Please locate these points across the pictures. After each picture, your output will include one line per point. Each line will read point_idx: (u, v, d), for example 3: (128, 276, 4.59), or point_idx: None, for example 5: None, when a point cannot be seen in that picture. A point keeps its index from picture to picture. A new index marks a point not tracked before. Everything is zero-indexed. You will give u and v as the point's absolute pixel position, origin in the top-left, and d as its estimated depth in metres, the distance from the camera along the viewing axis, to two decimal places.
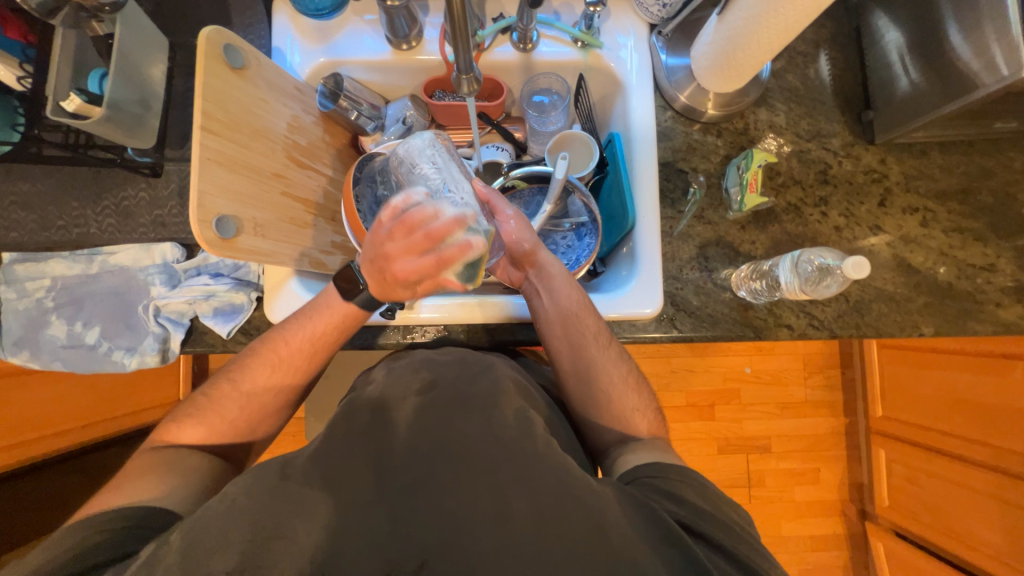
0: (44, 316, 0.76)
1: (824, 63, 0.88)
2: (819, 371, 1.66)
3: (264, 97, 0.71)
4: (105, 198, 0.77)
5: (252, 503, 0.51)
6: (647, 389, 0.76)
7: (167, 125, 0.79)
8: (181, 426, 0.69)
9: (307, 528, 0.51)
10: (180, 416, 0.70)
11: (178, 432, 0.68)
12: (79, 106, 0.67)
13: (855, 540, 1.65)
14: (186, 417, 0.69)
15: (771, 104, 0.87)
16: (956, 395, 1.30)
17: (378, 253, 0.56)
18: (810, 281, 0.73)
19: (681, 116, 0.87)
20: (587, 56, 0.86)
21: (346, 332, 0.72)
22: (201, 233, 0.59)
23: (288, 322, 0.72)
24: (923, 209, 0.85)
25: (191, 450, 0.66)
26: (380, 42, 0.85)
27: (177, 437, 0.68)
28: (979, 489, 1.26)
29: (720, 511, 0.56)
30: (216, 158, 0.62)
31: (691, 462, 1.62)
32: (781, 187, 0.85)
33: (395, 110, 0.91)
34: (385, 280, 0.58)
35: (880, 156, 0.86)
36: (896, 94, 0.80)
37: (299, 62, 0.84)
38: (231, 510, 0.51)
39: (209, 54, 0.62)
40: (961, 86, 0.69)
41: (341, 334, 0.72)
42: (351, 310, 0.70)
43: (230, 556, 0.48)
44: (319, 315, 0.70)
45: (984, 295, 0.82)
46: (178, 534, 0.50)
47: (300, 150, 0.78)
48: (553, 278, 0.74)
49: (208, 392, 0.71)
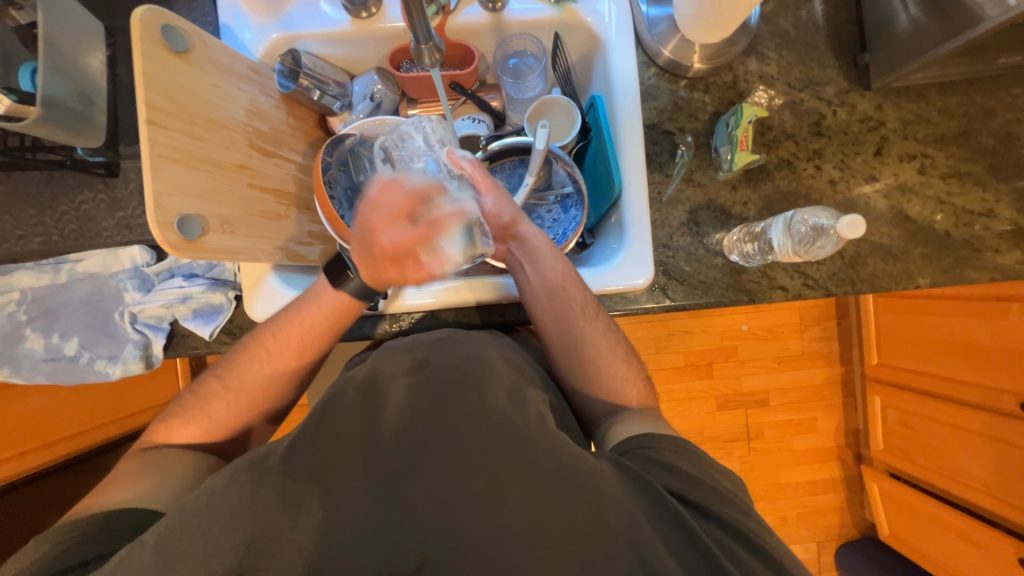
0: (19, 331, 0.72)
1: (817, 3, 0.82)
2: (816, 324, 1.66)
3: (215, 83, 0.65)
4: (62, 203, 0.73)
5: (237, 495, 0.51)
6: (636, 358, 0.74)
7: (117, 119, 0.74)
8: (176, 420, 0.68)
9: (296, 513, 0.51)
10: (170, 414, 0.69)
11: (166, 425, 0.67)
12: (10, 107, 0.62)
13: (851, 483, 1.71)
14: (175, 417, 0.68)
15: (761, 52, 0.82)
16: (952, 339, 1.30)
17: (365, 235, 0.60)
18: (803, 242, 0.70)
19: (665, 72, 0.82)
20: (562, 12, 0.80)
21: (338, 324, 0.71)
22: (162, 237, 0.56)
23: (278, 318, 0.70)
24: (921, 155, 0.81)
25: (186, 449, 0.66)
26: (338, 11, 0.79)
27: (163, 431, 0.67)
28: (974, 430, 1.28)
29: (711, 478, 0.57)
30: (171, 154, 0.58)
31: (691, 420, 1.66)
32: (772, 142, 0.81)
33: (362, 86, 0.86)
34: (374, 262, 0.62)
35: (877, 102, 0.81)
36: (894, 33, 0.75)
37: (251, 40, 0.77)
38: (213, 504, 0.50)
39: (145, 38, 0.56)
40: (962, 20, 0.64)
41: (332, 325, 0.71)
42: (346, 300, 0.70)
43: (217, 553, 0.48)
44: (308, 306, 0.70)
45: (981, 241, 0.80)
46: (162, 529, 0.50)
47: (262, 137, 0.74)
48: (537, 250, 0.72)
49: (197, 391, 0.69)
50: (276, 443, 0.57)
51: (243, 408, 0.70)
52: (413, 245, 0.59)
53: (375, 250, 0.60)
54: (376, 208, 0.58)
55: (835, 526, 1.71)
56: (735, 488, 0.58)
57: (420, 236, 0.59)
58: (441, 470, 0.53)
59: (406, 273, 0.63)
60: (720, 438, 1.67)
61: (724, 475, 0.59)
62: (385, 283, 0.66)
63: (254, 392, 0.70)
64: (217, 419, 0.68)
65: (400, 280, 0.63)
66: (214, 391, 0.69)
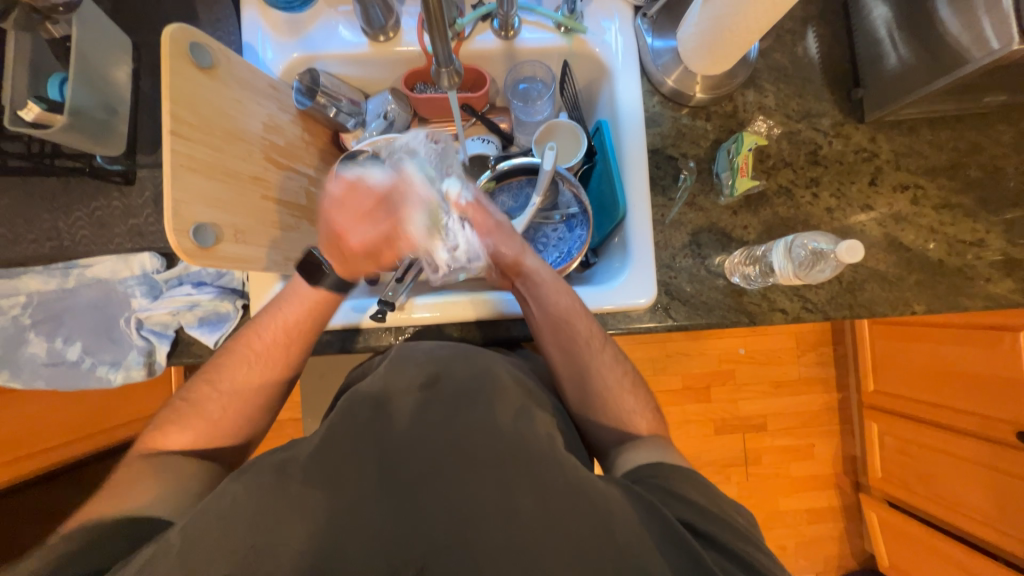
0: (22, 334, 0.72)
1: (812, 41, 0.87)
2: (812, 350, 1.68)
3: (236, 97, 0.68)
4: (76, 208, 0.74)
5: (243, 501, 0.51)
6: (644, 389, 0.75)
7: (138, 129, 0.76)
8: (163, 432, 0.66)
9: (303, 522, 0.50)
10: (165, 420, 0.67)
11: (161, 429, 0.65)
12: (38, 115, 0.63)
13: (849, 513, 1.69)
14: (170, 422, 0.67)
15: (759, 84, 0.86)
16: (950, 367, 1.31)
17: (333, 233, 0.65)
18: (803, 265, 0.72)
19: (669, 100, 0.85)
20: (571, 41, 0.83)
21: (320, 321, 0.71)
22: (178, 244, 0.57)
23: (260, 317, 0.71)
24: (913, 186, 0.84)
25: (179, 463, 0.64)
26: (357, 34, 0.82)
27: (155, 444, 0.65)
28: (972, 459, 1.28)
29: (722, 510, 0.57)
30: (190, 164, 0.59)
31: (689, 444, 1.64)
32: (771, 169, 0.84)
33: (376, 105, 0.87)
34: (347, 258, 0.66)
35: (870, 134, 0.85)
36: (885, 71, 0.79)
37: (272, 58, 0.80)
38: (218, 523, 0.49)
39: (174, 54, 0.59)
40: (949, 60, 0.67)
41: (316, 322, 0.71)
42: (325, 294, 0.70)
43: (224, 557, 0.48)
44: (287, 303, 0.70)
45: (974, 270, 0.82)
46: (177, 532, 0.50)
47: (278, 150, 0.75)
48: (541, 285, 0.73)
49: (188, 397, 0.68)
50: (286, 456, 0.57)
51: (243, 414, 0.69)
52: (382, 235, 0.64)
53: (343, 247, 0.65)
54: (344, 208, 0.63)
55: (835, 557, 1.68)
56: (745, 522, 0.57)
57: (386, 227, 0.64)
58: (451, 471, 0.54)
59: (379, 263, 0.67)
60: (718, 462, 1.65)
61: (735, 508, 0.58)
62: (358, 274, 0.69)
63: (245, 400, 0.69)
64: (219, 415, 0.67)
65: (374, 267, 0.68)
66: (213, 404, 0.67)
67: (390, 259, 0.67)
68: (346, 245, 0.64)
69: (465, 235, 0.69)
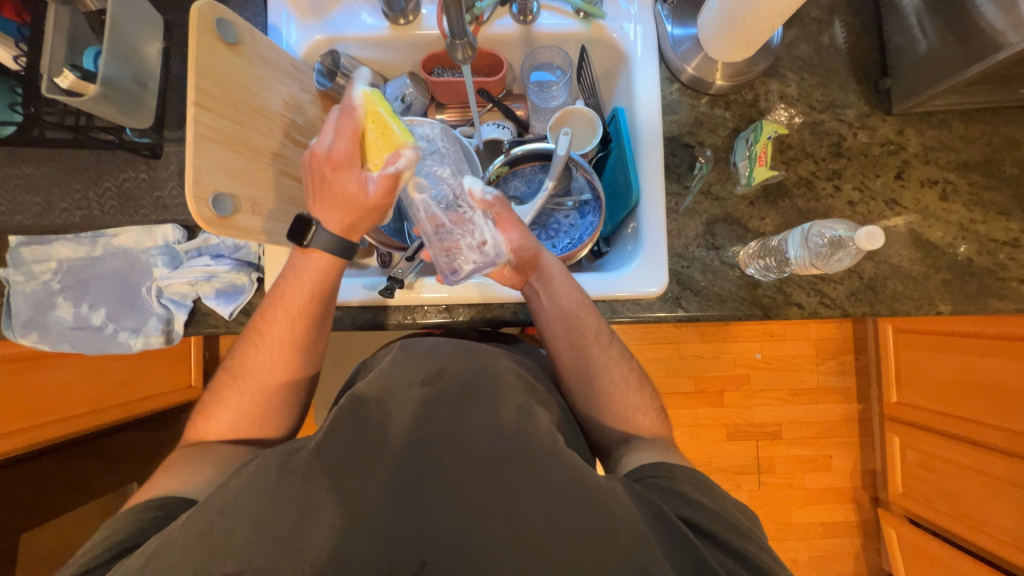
0: (52, 299, 0.76)
1: (839, 30, 0.84)
2: (832, 357, 1.63)
3: (258, 74, 0.69)
4: (106, 180, 0.77)
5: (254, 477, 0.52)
6: (650, 389, 0.73)
7: (166, 105, 0.79)
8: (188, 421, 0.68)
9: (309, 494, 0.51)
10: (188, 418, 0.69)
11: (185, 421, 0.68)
12: (73, 83, 0.66)
13: (867, 529, 1.63)
14: (189, 421, 0.68)
15: (783, 73, 0.84)
16: (980, 379, 1.24)
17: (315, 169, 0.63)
18: (821, 255, 0.70)
19: (688, 88, 0.84)
20: (590, 27, 0.83)
21: (324, 290, 0.69)
22: (197, 211, 0.59)
23: (266, 300, 0.70)
24: (942, 181, 0.81)
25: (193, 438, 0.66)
26: (378, 17, 0.84)
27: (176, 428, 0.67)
28: (1005, 478, 1.20)
29: (724, 511, 0.55)
30: (212, 135, 0.61)
31: (699, 448, 1.61)
32: (791, 160, 0.82)
33: (394, 89, 0.89)
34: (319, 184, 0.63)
35: (898, 127, 0.82)
36: (917, 59, 0.76)
37: (296, 40, 0.82)
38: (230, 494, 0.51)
39: (201, 28, 0.61)
40: (984, 46, 0.64)
41: (319, 291, 0.69)
42: (326, 262, 0.68)
43: (234, 514, 0.50)
44: (288, 279, 0.69)
45: (1007, 271, 0.78)
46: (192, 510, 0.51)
47: (298, 129, 0.77)
48: (553, 278, 0.72)
49: (211, 391, 0.70)
50: (297, 442, 0.58)
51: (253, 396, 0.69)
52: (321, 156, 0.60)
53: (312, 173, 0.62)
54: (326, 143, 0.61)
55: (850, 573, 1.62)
56: (744, 520, 0.55)
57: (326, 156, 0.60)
58: (452, 442, 0.56)
59: (336, 193, 0.62)
60: (730, 469, 1.61)
61: (732, 504, 0.57)
62: (342, 217, 0.65)
63: (257, 399, 0.67)
64: (229, 404, 0.67)
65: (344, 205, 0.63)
66: (225, 387, 0.68)
67: (361, 183, 0.62)
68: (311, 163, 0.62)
69: (488, 231, 0.68)
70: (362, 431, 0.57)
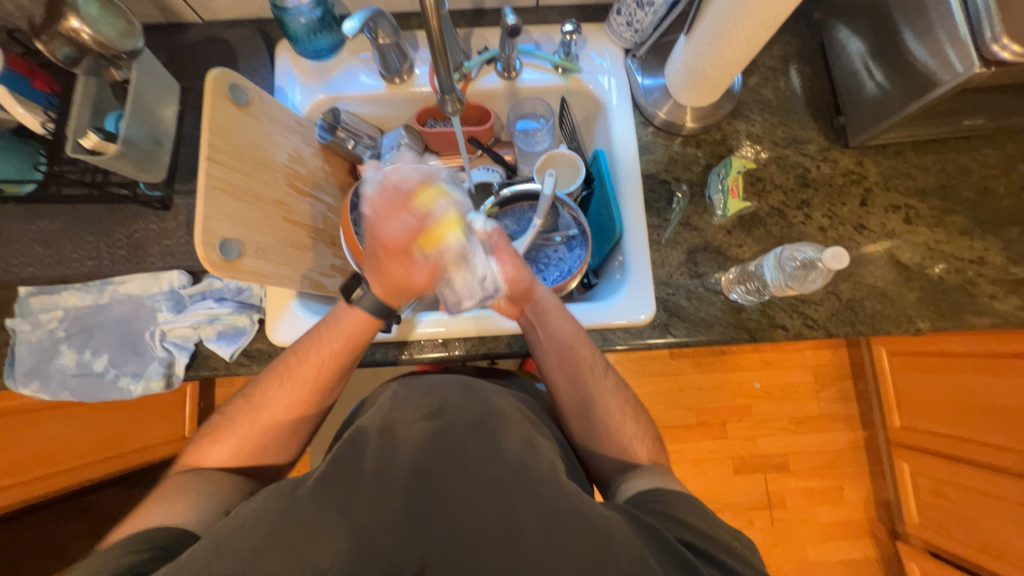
0: (55, 346, 0.77)
1: (794, 76, 0.93)
2: (829, 383, 1.63)
3: (266, 131, 0.76)
4: (118, 231, 0.82)
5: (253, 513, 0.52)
6: (645, 415, 0.75)
7: (178, 161, 0.85)
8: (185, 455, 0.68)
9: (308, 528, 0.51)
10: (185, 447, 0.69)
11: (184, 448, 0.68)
12: (95, 143, 0.71)
13: (887, 564, 1.57)
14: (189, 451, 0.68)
15: (747, 115, 0.91)
16: (978, 399, 1.23)
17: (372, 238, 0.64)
18: (795, 276, 0.73)
19: (661, 131, 0.91)
20: (568, 80, 0.91)
21: (356, 348, 0.73)
22: (205, 256, 0.62)
23: (299, 340, 0.73)
24: (904, 206, 0.87)
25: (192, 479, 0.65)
26: (375, 78, 0.92)
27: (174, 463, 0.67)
28: (1012, 499, 1.16)
29: (724, 534, 0.55)
30: (222, 186, 0.66)
31: (706, 483, 1.57)
32: (762, 191, 0.88)
33: (390, 140, 0.95)
34: (380, 267, 0.66)
35: (857, 158, 0.89)
36: (866, 98, 0.83)
37: (300, 99, 0.90)
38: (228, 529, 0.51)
39: (216, 93, 0.67)
40: (923, 84, 0.71)
41: (349, 348, 0.72)
42: (364, 320, 0.72)
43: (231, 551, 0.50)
44: (327, 329, 0.72)
45: (977, 287, 0.82)
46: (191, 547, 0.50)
47: (300, 178, 0.83)
48: (547, 311, 0.75)
49: (223, 413, 0.70)
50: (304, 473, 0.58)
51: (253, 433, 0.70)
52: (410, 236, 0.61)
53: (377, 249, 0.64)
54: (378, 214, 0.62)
55: None
56: (743, 542, 0.55)
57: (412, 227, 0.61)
58: (451, 471, 0.56)
59: (410, 275, 0.65)
60: (739, 504, 1.57)
61: (731, 526, 0.57)
62: (396, 292, 0.69)
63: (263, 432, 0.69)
64: (228, 443, 0.68)
65: (410, 288, 0.67)
66: (226, 427, 0.69)
67: (422, 274, 0.65)
68: (379, 246, 0.63)
69: (491, 265, 0.64)
70: (361, 463, 0.57)
